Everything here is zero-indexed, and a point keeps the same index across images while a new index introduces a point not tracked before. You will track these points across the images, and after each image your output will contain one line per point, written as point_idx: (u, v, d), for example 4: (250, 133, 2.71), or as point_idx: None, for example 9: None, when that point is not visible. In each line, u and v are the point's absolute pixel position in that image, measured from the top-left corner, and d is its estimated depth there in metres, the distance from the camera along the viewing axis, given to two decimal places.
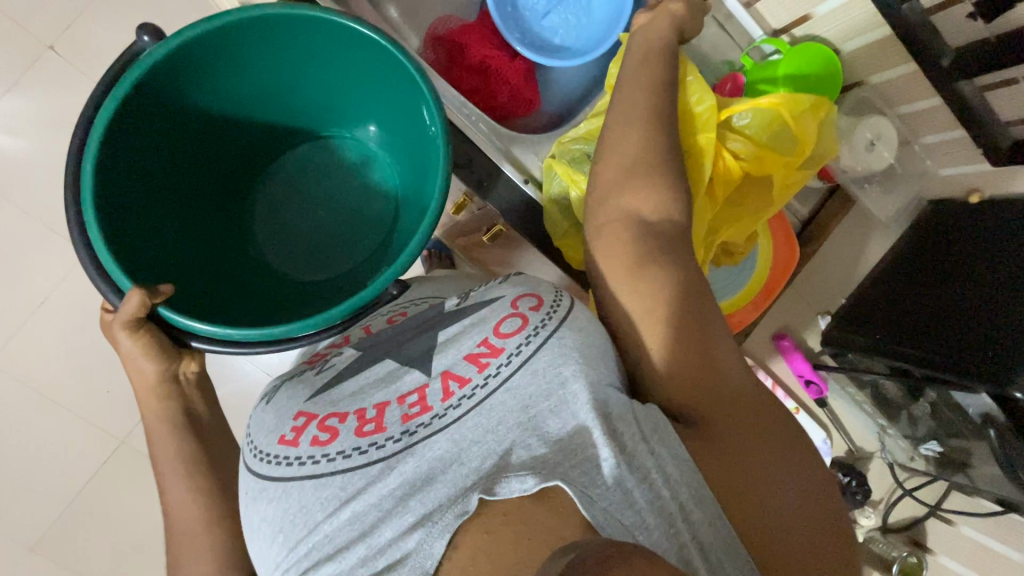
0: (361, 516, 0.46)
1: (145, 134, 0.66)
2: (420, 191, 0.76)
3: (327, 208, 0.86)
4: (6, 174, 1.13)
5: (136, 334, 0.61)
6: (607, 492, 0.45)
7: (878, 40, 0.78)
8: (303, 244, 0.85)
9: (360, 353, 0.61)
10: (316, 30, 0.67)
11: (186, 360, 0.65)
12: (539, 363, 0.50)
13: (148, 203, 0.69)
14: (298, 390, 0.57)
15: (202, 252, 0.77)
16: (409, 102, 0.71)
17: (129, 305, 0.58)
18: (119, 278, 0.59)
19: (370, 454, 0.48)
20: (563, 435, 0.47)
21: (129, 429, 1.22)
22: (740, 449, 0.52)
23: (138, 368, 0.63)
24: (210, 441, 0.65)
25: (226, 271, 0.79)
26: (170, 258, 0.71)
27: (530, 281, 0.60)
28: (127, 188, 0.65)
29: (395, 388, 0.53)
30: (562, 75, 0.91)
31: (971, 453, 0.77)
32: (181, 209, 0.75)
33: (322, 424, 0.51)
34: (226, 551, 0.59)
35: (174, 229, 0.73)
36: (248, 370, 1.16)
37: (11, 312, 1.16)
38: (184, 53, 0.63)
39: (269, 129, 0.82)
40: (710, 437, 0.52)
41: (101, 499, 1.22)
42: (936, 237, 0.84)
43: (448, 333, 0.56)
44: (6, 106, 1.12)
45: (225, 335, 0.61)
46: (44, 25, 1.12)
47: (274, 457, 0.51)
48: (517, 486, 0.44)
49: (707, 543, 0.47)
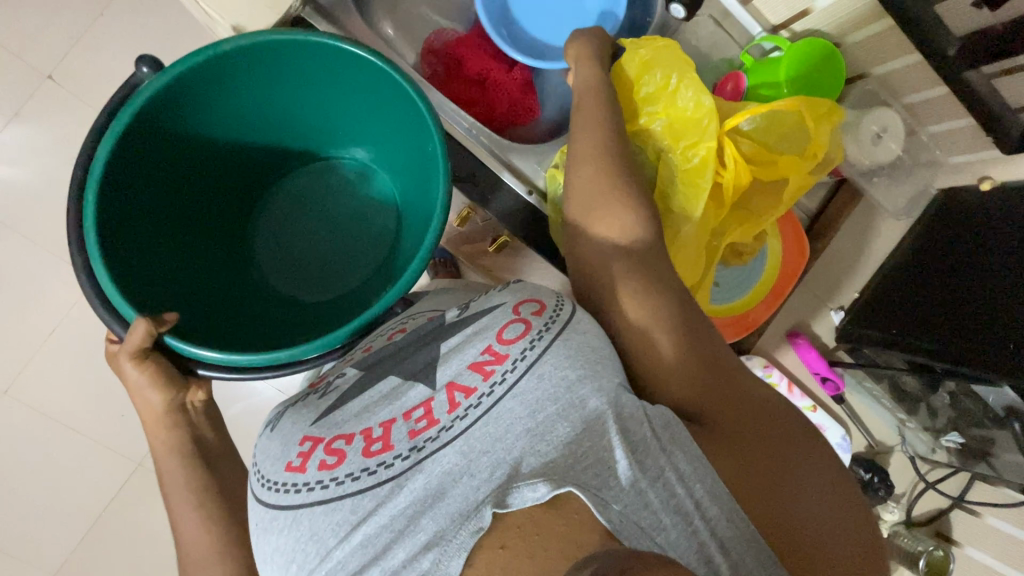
0: (372, 539, 0.45)
1: (145, 166, 0.66)
2: (422, 207, 0.76)
3: (328, 229, 0.86)
4: (14, 206, 1.14)
5: (143, 364, 0.61)
6: (621, 495, 0.44)
7: (878, 32, 0.77)
8: (304, 265, 0.85)
9: (362, 372, 0.59)
10: (313, 55, 0.66)
11: (193, 389, 0.64)
12: (544, 367, 0.50)
13: (151, 236, 0.69)
14: (302, 414, 0.56)
15: (206, 280, 0.76)
16: (406, 119, 0.71)
17: (135, 335, 0.58)
18: (124, 310, 0.59)
19: (379, 474, 0.48)
20: (573, 436, 0.47)
21: (142, 453, 1.22)
22: (761, 451, 0.52)
23: (144, 397, 0.62)
24: (222, 467, 0.64)
25: (229, 295, 0.79)
26: (176, 289, 0.70)
27: (530, 288, 0.59)
28: (130, 222, 0.65)
29: (400, 404, 0.52)
30: (560, 82, 0.90)
31: (994, 442, 0.76)
32: (184, 235, 0.75)
33: (328, 447, 0.51)
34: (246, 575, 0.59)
35: (178, 259, 0.73)
36: (262, 388, 1.16)
37: (24, 341, 1.17)
38: (183, 84, 0.62)
39: (270, 154, 0.82)
40: (730, 441, 0.51)
41: (119, 522, 1.23)
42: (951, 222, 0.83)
43: (450, 345, 0.55)
44: (8, 138, 1.13)
45: (232, 361, 0.60)
46: (42, 56, 1.13)
47: (283, 485, 0.50)
48: (529, 495, 0.43)
49: (725, 537, 0.46)
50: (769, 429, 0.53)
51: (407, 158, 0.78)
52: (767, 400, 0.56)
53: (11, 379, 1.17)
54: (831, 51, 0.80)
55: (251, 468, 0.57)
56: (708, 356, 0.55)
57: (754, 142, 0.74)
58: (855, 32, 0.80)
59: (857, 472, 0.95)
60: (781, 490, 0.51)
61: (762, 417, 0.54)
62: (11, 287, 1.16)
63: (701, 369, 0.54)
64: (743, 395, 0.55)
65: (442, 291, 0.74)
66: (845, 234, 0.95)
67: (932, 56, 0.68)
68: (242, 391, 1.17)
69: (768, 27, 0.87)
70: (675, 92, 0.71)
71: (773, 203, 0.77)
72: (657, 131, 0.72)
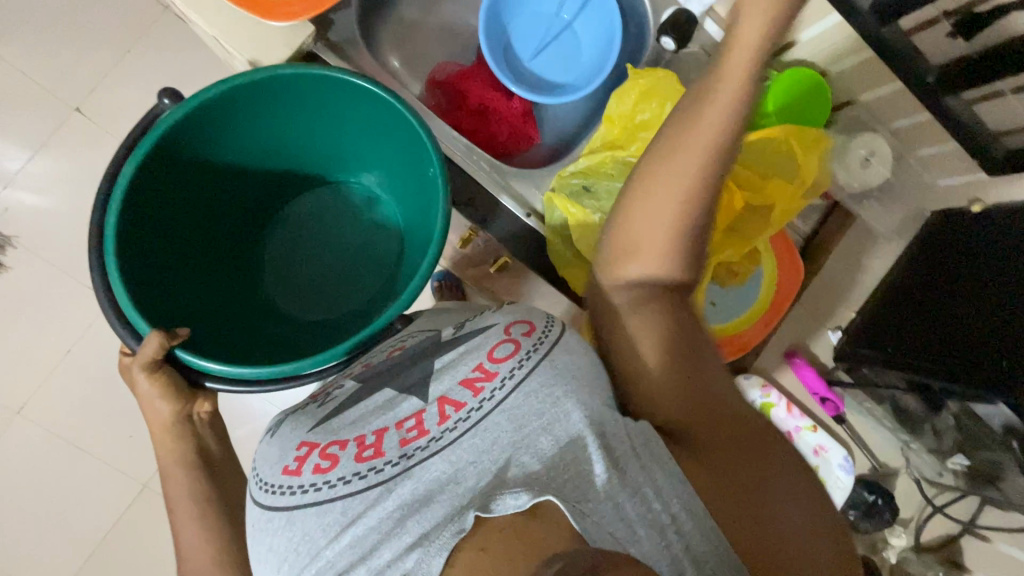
0: (361, 540, 0.47)
1: (164, 190, 0.70)
2: (422, 228, 0.79)
3: (334, 250, 0.90)
4: (37, 231, 1.19)
5: (153, 375, 0.63)
6: (598, 506, 0.45)
7: (863, 61, 0.78)
8: (310, 285, 0.88)
9: (360, 384, 0.60)
10: (325, 88, 0.71)
11: (198, 400, 0.66)
12: (531, 386, 0.51)
13: (167, 255, 0.72)
14: (300, 421, 0.58)
15: (217, 298, 0.80)
16: (408, 146, 0.75)
17: (148, 348, 0.61)
18: (138, 324, 0.62)
19: (369, 479, 0.49)
20: (556, 451, 0.48)
21: (149, 474, 1.24)
22: (745, 481, 0.50)
23: (153, 410, 0.64)
24: (223, 480, 0.65)
25: (238, 311, 0.82)
26: (188, 306, 0.73)
27: (522, 309, 0.60)
28: (148, 241, 0.69)
29: (393, 414, 0.54)
30: (557, 110, 0.94)
31: (1003, 466, 0.75)
32: (198, 253, 0.78)
33: (323, 452, 0.52)
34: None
35: (190, 276, 0.76)
36: (267, 410, 1.18)
37: (39, 361, 1.20)
38: (202, 113, 0.67)
39: (281, 178, 0.86)
40: (714, 465, 0.51)
41: (123, 543, 1.23)
42: (959, 245, 0.81)
43: (444, 361, 0.57)
44: (38, 166, 1.19)
45: (244, 373, 0.62)
46: (70, 90, 1.19)
47: (278, 488, 0.52)
48: (511, 503, 0.43)
49: (699, 552, 0.47)
50: (758, 460, 0.52)
51: (410, 184, 0.81)
52: (762, 429, 0.54)
53: (26, 398, 1.20)
54: (817, 83, 0.82)
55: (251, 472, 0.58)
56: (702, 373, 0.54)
57: (744, 169, 0.76)
58: (841, 61, 0.82)
59: (861, 495, 0.94)
60: (761, 525, 0.49)
61: (754, 444, 0.52)
62: (30, 310, 1.20)
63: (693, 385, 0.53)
64: (735, 420, 0.53)
65: (443, 309, 0.75)
66: (839, 256, 0.96)
67: (914, 86, 0.72)
68: (247, 412, 1.18)
69: None
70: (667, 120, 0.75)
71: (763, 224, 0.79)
72: None
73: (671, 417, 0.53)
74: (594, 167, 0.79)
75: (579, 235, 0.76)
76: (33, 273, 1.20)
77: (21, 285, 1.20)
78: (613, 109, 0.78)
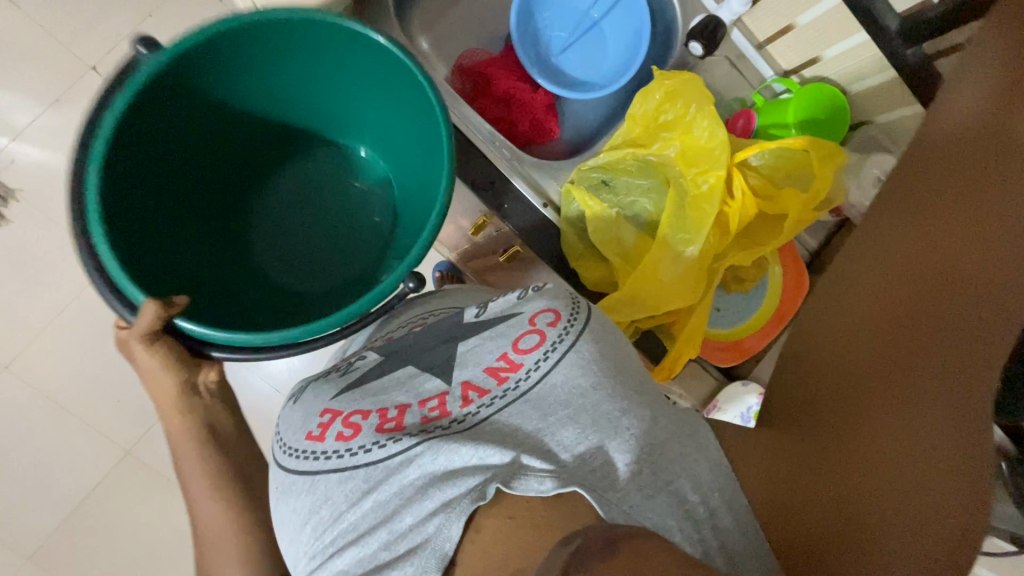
0: (383, 505, 0.43)
1: (148, 143, 0.66)
2: (423, 202, 0.76)
3: (325, 217, 0.86)
4: (41, 187, 1.18)
5: (154, 347, 0.57)
6: (626, 496, 0.40)
7: (884, 83, 0.80)
8: (301, 253, 0.85)
9: (384, 358, 0.57)
10: (323, 35, 0.67)
11: (205, 369, 0.61)
12: (559, 377, 0.47)
13: (151, 210, 0.69)
14: (324, 388, 0.55)
15: (198, 264, 0.75)
16: (413, 105, 0.72)
17: (146, 317, 0.55)
18: (131, 290, 0.56)
19: (389, 448, 0.45)
20: (585, 443, 0.43)
21: (132, 440, 1.23)
22: (842, 476, 0.43)
23: (153, 376, 0.59)
24: (238, 447, 0.65)
25: (221, 282, 0.78)
26: (170, 264, 0.70)
27: (550, 292, 0.54)
28: (131, 193, 0.65)
29: (417, 391, 0.50)
30: (579, 107, 0.95)
31: None
32: (175, 214, 0.74)
33: (346, 420, 0.48)
34: (254, 547, 0.60)
35: (168, 239, 0.71)
36: (259, 385, 1.09)
37: (31, 318, 1.19)
38: (188, 56, 0.62)
39: (266, 137, 0.83)
40: (795, 450, 0.46)
41: (104, 508, 1.22)
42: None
43: (468, 345, 0.52)
44: (46, 121, 1.18)
45: (242, 340, 0.57)
46: (88, 48, 1.18)
47: (302, 452, 0.48)
48: (534, 485, 0.39)
49: (735, 552, 0.43)
50: (880, 458, 0.41)
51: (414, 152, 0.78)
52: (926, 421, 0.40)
53: (14, 354, 1.18)
54: (837, 101, 0.84)
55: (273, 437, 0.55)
56: (882, 333, 0.45)
57: (761, 177, 0.77)
58: (862, 81, 0.83)
59: None
60: (850, 534, 0.40)
61: (884, 440, 0.41)
62: (25, 266, 1.18)
63: (861, 338, 0.47)
64: (889, 402, 0.42)
65: (457, 287, 0.75)
66: None
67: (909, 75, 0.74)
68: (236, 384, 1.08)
69: (780, 72, 0.91)
70: (691, 122, 0.76)
71: (773, 234, 0.80)
72: (670, 156, 0.78)
73: (817, 369, 0.49)
74: (615, 163, 0.79)
75: (595, 228, 0.77)
76: (33, 230, 1.18)
77: (19, 238, 1.17)
78: (638, 108, 0.79)
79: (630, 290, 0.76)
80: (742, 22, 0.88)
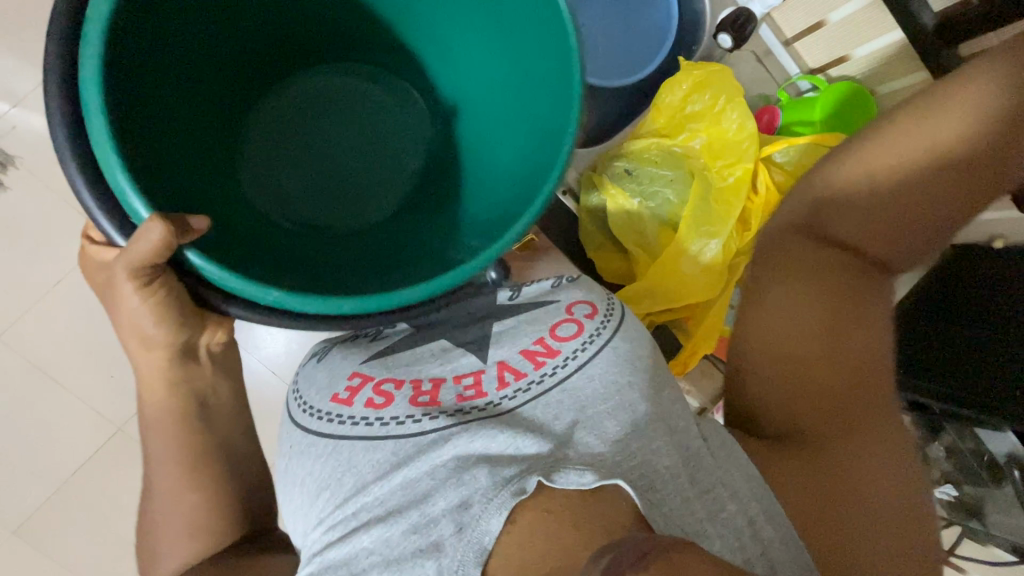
0: (414, 483, 0.42)
1: (154, 50, 0.46)
2: (518, 131, 0.55)
3: (347, 139, 0.66)
4: None
5: (147, 290, 0.42)
6: (667, 498, 0.41)
7: (914, 84, 0.78)
8: (313, 179, 0.65)
9: (414, 327, 0.54)
10: None
11: (211, 330, 0.48)
12: (597, 368, 0.46)
13: (165, 119, 0.49)
14: (352, 350, 0.52)
15: (213, 189, 0.55)
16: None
17: (145, 244, 0.38)
18: (129, 200, 0.38)
19: (424, 424, 0.44)
20: (622, 435, 0.43)
21: (128, 416, 1.08)
22: (846, 478, 0.46)
23: (137, 332, 0.45)
24: (246, 432, 0.57)
25: (228, 213, 0.56)
26: (187, 205, 0.50)
27: (585, 285, 0.55)
28: (143, 115, 0.46)
29: (452, 365, 0.49)
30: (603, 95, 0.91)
31: (987, 501, 0.78)
32: (188, 122, 0.54)
33: (378, 387, 0.47)
34: None
35: (186, 154, 0.52)
36: (253, 366, 1.00)
37: None
38: None
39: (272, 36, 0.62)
40: (806, 461, 0.47)
41: (84, 496, 1.08)
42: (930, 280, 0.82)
43: (503, 326, 0.51)
44: None
45: (284, 301, 0.40)
46: None
47: (326, 413, 0.46)
48: (575, 478, 0.38)
49: (778, 562, 0.42)
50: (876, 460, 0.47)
51: (495, 69, 0.57)
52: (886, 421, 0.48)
53: None
54: (864, 96, 0.81)
55: (288, 391, 0.53)
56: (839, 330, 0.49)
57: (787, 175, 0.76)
58: (890, 81, 0.81)
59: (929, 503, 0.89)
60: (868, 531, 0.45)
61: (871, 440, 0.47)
62: None
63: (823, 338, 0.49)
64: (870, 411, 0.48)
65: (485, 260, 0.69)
66: None
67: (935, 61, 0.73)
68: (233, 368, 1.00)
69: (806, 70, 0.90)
70: (720, 114, 0.75)
71: None
72: (695, 148, 0.77)
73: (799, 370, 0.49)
74: (639, 152, 0.78)
75: (614, 218, 0.77)
76: None
77: None
78: (665, 98, 0.77)
79: (650, 281, 0.75)
80: (771, 17, 0.87)
